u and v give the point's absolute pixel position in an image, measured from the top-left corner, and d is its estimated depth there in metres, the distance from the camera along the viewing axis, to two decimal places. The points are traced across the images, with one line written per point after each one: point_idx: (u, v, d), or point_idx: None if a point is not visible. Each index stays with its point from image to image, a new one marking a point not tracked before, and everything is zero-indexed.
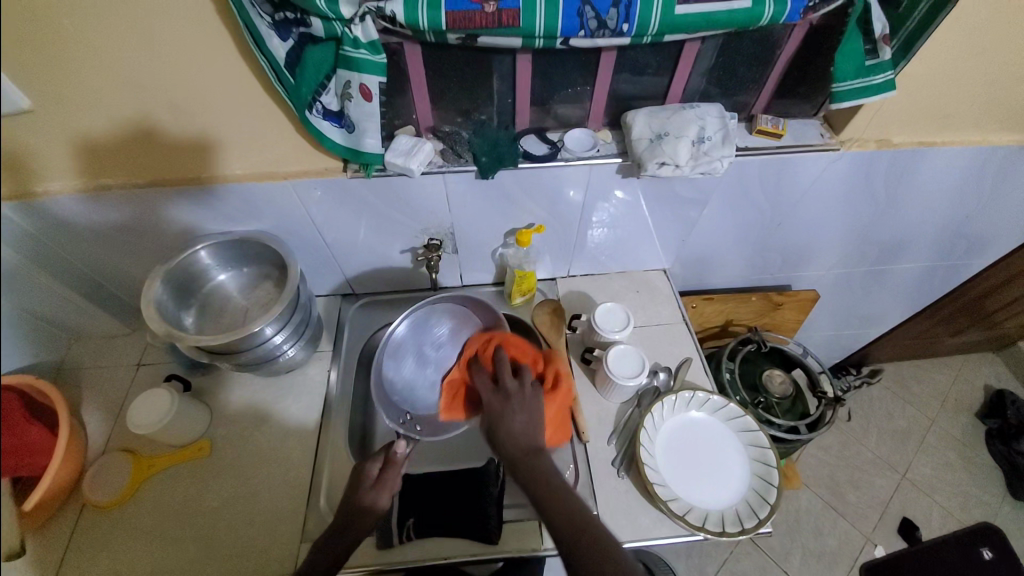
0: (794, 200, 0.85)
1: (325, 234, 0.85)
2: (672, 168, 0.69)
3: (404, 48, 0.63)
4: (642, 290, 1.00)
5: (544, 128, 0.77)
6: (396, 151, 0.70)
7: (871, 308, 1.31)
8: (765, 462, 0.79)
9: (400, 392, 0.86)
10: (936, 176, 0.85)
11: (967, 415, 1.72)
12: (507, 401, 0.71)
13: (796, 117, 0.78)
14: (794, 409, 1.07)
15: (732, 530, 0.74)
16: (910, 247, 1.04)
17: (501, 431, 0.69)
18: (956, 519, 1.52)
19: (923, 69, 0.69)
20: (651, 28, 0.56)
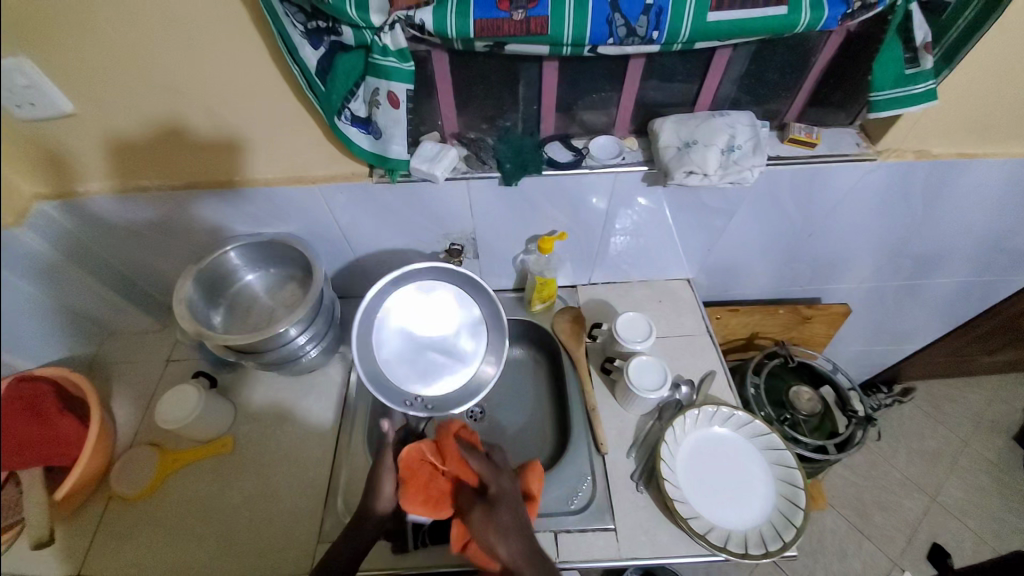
0: (825, 211, 0.83)
1: (349, 238, 0.86)
2: (700, 177, 0.67)
3: (432, 55, 0.64)
4: (664, 299, 0.98)
5: (568, 135, 0.76)
6: (420, 157, 0.71)
7: (905, 323, 1.26)
8: (792, 482, 0.76)
9: (397, 369, 0.81)
10: (978, 188, 0.82)
11: (1006, 439, 1.63)
12: (514, 492, 0.66)
13: (830, 126, 0.76)
14: (822, 427, 1.03)
15: (756, 552, 0.71)
16: (948, 261, 1.00)
17: (512, 526, 0.61)
18: (994, 548, 1.44)
19: (968, 77, 0.66)
20: (681, 36, 0.56)
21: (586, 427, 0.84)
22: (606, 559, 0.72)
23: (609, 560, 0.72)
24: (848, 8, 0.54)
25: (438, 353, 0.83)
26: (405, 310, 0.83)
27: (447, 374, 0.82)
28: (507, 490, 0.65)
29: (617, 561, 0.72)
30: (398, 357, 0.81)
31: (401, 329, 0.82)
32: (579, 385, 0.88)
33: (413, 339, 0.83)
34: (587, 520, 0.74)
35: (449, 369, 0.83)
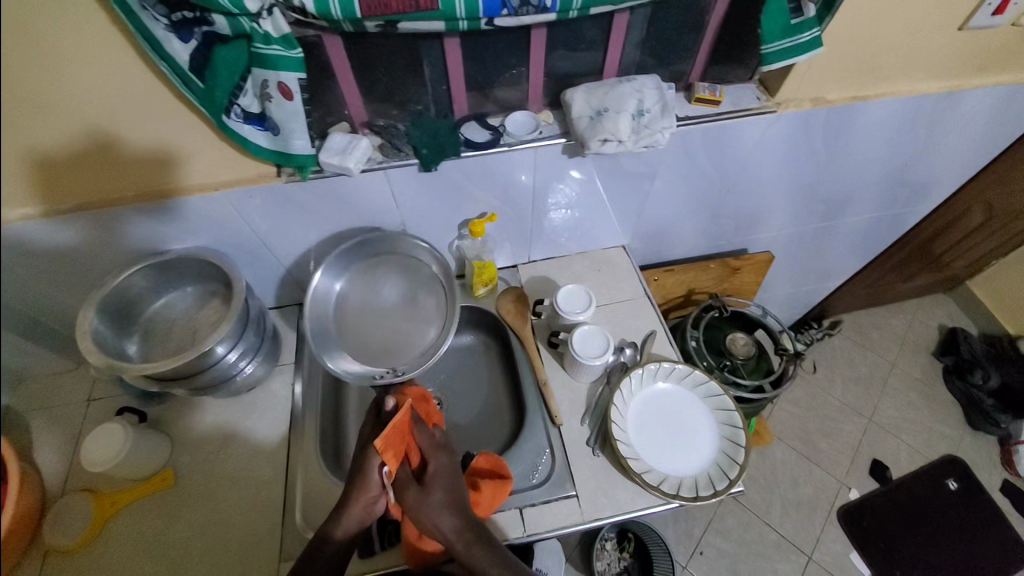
0: (740, 165, 0.86)
1: (271, 244, 0.82)
2: (616, 144, 0.68)
3: (324, 40, 0.60)
4: (602, 268, 1.00)
5: (484, 113, 0.75)
6: (330, 150, 0.67)
7: (827, 263, 1.36)
8: (733, 424, 0.81)
9: (364, 347, 0.79)
10: (872, 128, 0.88)
11: (924, 355, 1.81)
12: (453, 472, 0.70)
13: (733, 82, 0.78)
14: (759, 367, 1.09)
15: (705, 494, 0.75)
16: (855, 200, 1.08)
17: (449, 503, 0.66)
18: (923, 455, 1.62)
19: (850, 23, 0.70)
20: (575, 2, 0.55)
21: (540, 403, 0.85)
22: (571, 525, 0.74)
23: (575, 525, 0.74)
24: None
25: (402, 318, 0.81)
26: (359, 292, 0.82)
27: (416, 335, 0.79)
28: (444, 471, 0.69)
29: (583, 525, 0.74)
30: (360, 337, 0.80)
31: (359, 309, 0.81)
32: (529, 363, 0.89)
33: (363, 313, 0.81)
34: (549, 492, 0.76)
35: (416, 330, 0.80)
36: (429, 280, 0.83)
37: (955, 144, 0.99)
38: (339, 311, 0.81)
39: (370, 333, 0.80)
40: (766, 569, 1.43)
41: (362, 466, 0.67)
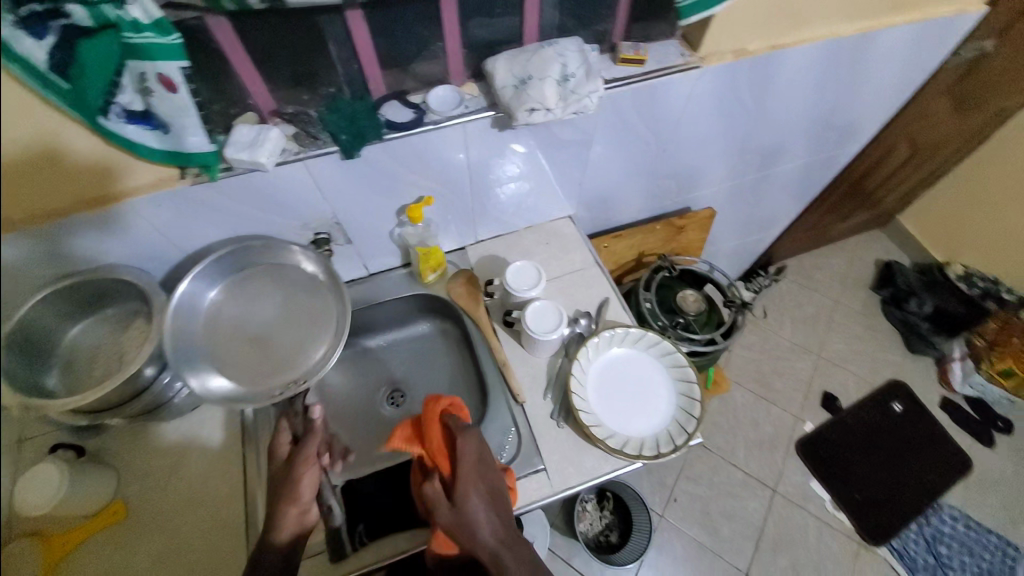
0: (673, 124, 0.86)
1: (193, 254, 0.76)
2: (543, 113, 0.66)
3: (207, 23, 0.54)
4: (551, 241, 1.00)
5: (405, 91, 0.71)
6: (237, 145, 0.62)
7: (768, 211, 1.40)
8: (687, 379, 0.84)
9: (246, 362, 0.73)
10: (796, 76, 0.88)
11: (864, 290, 1.93)
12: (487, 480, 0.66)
13: (657, 40, 0.77)
14: (712, 320, 1.12)
15: (666, 450, 0.78)
16: (787, 148, 1.10)
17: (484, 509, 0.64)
18: (869, 383, 1.75)
19: None
20: None
21: (500, 383, 0.84)
22: (542, 498, 0.75)
23: (546, 498, 0.75)
24: None
25: (293, 321, 0.76)
26: (240, 313, 0.75)
27: (308, 348, 0.74)
28: (478, 483, 0.65)
29: (553, 497, 0.75)
30: (240, 355, 0.73)
31: (237, 324, 0.74)
32: (486, 345, 0.88)
33: (249, 332, 0.74)
34: (518, 469, 0.77)
35: (304, 337, 0.75)
36: (311, 284, 0.78)
37: (874, 84, 1.02)
38: (209, 327, 0.73)
39: (250, 349, 0.74)
40: (736, 506, 1.52)
41: (292, 475, 0.68)
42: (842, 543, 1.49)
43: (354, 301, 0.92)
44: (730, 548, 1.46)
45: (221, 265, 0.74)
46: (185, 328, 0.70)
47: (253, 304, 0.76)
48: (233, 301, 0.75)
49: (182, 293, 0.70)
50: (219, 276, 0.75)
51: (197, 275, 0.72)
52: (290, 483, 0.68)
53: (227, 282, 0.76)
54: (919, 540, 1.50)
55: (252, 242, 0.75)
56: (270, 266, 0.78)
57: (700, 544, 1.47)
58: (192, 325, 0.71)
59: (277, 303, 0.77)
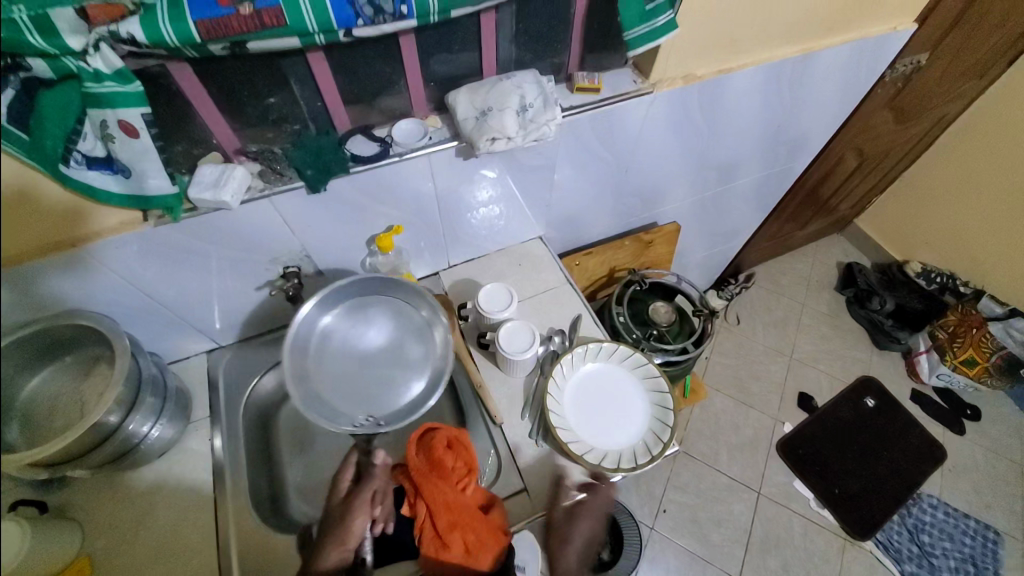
0: (632, 146, 0.90)
1: (159, 296, 0.75)
2: (505, 141, 0.68)
3: (169, 68, 0.55)
4: (524, 262, 1.02)
5: (370, 125, 0.72)
6: (200, 185, 0.63)
7: (732, 222, 1.46)
8: (659, 389, 0.85)
9: (348, 389, 0.79)
10: (744, 97, 0.94)
11: (829, 291, 2.01)
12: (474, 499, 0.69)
13: (610, 69, 0.81)
14: (682, 330, 1.16)
15: (643, 461, 0.79)
16: (742, 163, 1.16)
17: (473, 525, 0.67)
18: (841, 381, 1.81)
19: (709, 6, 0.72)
20: (432, 8, 0.54)
21: (478, 405, 0.85)
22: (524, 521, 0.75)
23: (529, 521, 0.75)
24: None
25: (395, 359, 0.81)
26: (350, 341, 0.82)
27: (397, 390, 0.79)
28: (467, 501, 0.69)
29: (536, 519, 0.75)
30: (341, 383, 0.79)
31: (343, 349, 0.81)
32: (463, 368, 0.89)
33: (358, 358, 0.81)
34: (499, 493, 0.76)
35: (399, 377, 0.80)
36: (421, 329, 0.83)
37: (818, 101, 1.08)
38: (321, 347, 0.80)
39: (348, 376, 0.80)
40: (723, 511, 1.54)
41: (345, 514, 0.70)
42: (830, 540, 1.51)
43: None
44: (721, 555, 1.47)
45: (350, 289, 0.82)
46: (298, 348, 0.78)
47: (365, 331, 0.82)
48: (348, 322, 0.82)
49: (307, 311, 0.78)
50: (341, 299, 0.82)
51: (321, 296, 0.79)
52: (341, 524, 0.70)
53: (346, 306, 0.82)
54: (902, 531, 1.53)
55: (371, 279, 0.82)
56: (389, 299, 0.84)
57: (692, 554, 1.47)
58: (308, 344, 0.79)
59: (387, 339, 0.83)
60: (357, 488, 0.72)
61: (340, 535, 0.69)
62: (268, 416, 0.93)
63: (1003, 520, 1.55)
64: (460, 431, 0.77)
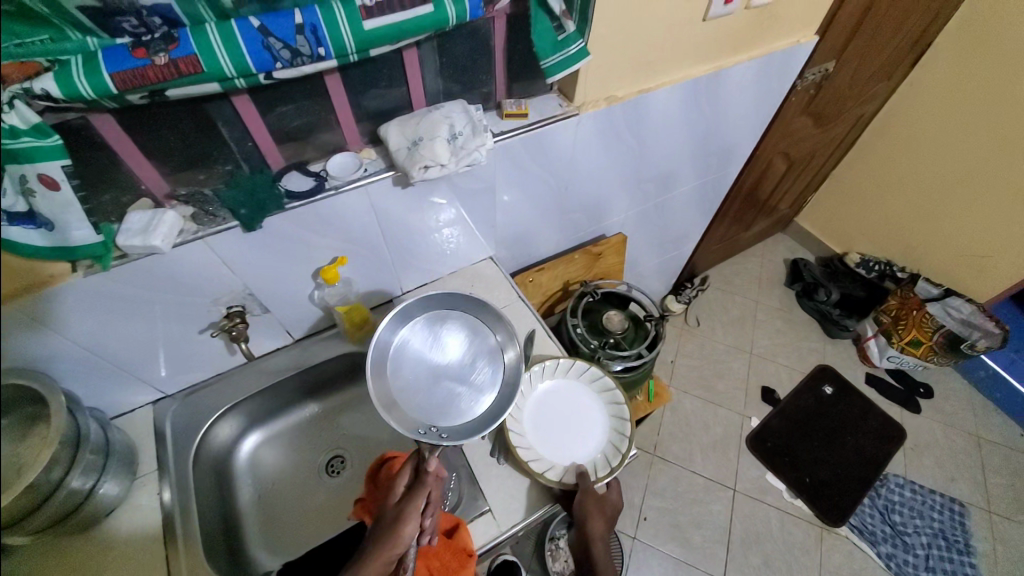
0: (567, 163, 0.95)
1: (96, 348, 0.73)
2: (438, 168, 0.71)
3: (92, 121, 0.55)
4: (476, 283, 1.04)
5: (305, 161, 0.74)
6: (129, 232, 0.62)
7: (679, 228, 1.53)
8: (615, 401, 0.88)
9: (414, 400, 0.72)
10: (667, 113, 1.00)
11: (780, 286, 2.12)
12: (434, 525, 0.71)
13: (537, 95, 0.86)
14: (637, 335, 1.20)
15: (604, 473, 0.80)
16: (677, 173, 1.23)
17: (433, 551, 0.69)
18: (800, 371, 1.88)
19: (622, 35, 0.77)
20: (349, 47, 0.57)
21: None
22: (489, 541, 0.75)
23: (492, 540, 0.75)
24: None
25: (470, 374, 0.75)
26: (422, 353, 0.77)
27: (465, 406, 0.73)
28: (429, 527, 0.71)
29: (500, 538, 0.75)
30: (412, 392, 0.73)
31: (416, 360, 0.76)
32: None
33: (430, 369, 0.75)
34: (462, 516, 0.76)
35: (469, 395, 0.74)
36: (495, 353, 0.78)
37: (738, 111, 1.17)
38: (394, 357, 0.75)
39: (417, 387, 0.74)
40: (702, 512, 1.55)
41: (399, 517, 0.65)
42: (806, 530, 1.54)
43: (283, 370, 0.93)
44: (704, 557, 1.48)
45: (426, 303, 0.78)
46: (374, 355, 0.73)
47: (439, 344, 0.77)
48: (425, 333, 0.78)
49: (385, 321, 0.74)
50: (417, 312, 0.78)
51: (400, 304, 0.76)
52: (392, 528, 0.64)
53: (422, 320, 0.79)
54: (874, 514, 1.58)
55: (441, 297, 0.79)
56: (466, 316, 0.80)
57: (677, 560, 1.47)
58: (385, 347, 0.75)
59: (463, 353, 0.77)
60: (413, 495, 0.67)
61: (391, 540, 0.63)
62: (222, 463, 0.89)
63: (966, 492, 1.61)
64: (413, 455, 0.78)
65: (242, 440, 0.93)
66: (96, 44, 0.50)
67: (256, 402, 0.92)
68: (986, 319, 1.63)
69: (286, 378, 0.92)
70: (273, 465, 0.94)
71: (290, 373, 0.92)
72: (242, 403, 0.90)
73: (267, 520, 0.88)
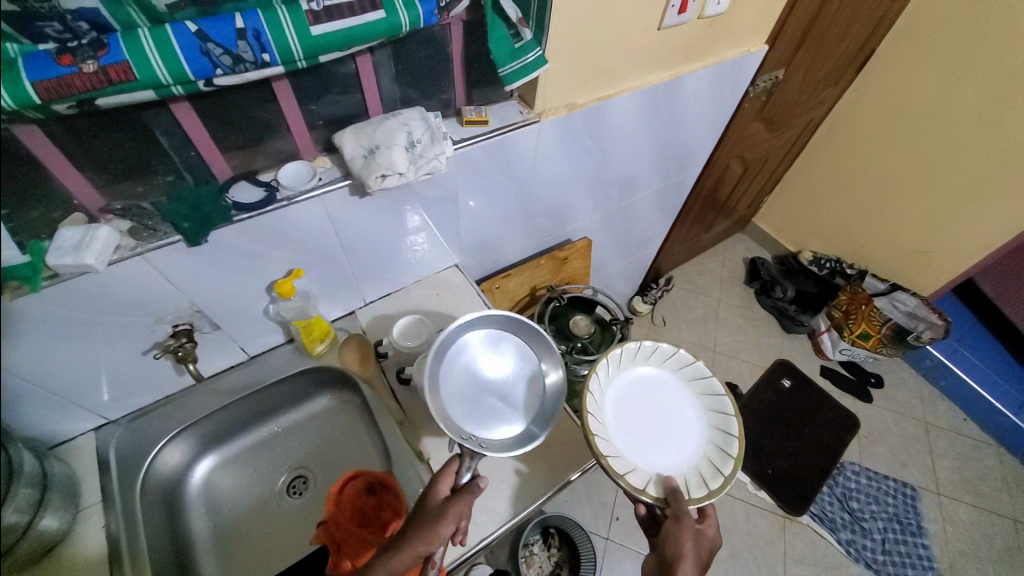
0: (530, 169, 0.94)
1: (27, 376, 0.67)
2: (396, 177, 0.69)
3: (13, 132, 0.51)
4: (441, 291, 1.02)
5: (254, 170, 0.71)
6: (60, 250, 0.58)
7: (642, 232, 1.57)
8: (720, 420, 0.83)
9: (459, 410, 0.72)
10: (626, 118, 1.01)
11: (739, 285, 2.19)
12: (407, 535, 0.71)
13: (497, 101, 0.85)
14: (604, 338, 1.23)
15: (699, 493, 0.75)
16: (639, 178, 1.25)
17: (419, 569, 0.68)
18: (760, 366, 1.95)
19: (579, 44, 0.78)
20: (296, 53, 0.55)
21: (404, 443, 0.83)
22: (457, 558, 0.73)
23: (460, 556, 0.73)
24: (438, 2, 0.60)
25: (512, 390, 0.76)
26: (473, 365, 0.76)
27: (506, 425, 0.73)
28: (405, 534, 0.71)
29: (467, 554, 0.73)
30: (459, 400, 0.73)
31: (467, 371, 0.75)
32: (385, 407, 0.87)
33: (477, 381, 0.75)
34: None
35: (511, 415, 0.74)
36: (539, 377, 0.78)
37: (695, 116, 1.19)
38: (444, 366, 0.74)
39: (464, 396, 0.73)
40: None
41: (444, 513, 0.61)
42: (771, 520, 1.60)
43: (240, 388, 0.88)
44: None
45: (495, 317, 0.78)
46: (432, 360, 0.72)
47: (490, 359, 0.77)
48: (480, 345, 0.77)
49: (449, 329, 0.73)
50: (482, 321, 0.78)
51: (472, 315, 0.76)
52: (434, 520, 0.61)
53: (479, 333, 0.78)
54: (833, 501, 1.65)
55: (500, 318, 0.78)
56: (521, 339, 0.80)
57: None
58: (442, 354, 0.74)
59: (513, 372, 0.77)
60: (460, 495, 0.63)
61: (427, 538, 0.60)
62: (172, 491, 0.84)
63: (915, 476, 1.71)
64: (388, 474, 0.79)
65: (193, 465, 0.88)
66: (16, 51, 0.46)
67: (208, 424, 0.87)
68: (929, 312, 1.74)
69: (241, 397, 0.88)
70: (229, 490, 0.89)
71: (246, 391, 0.88)
72: (194, 426, 0.86)
73: (224, 549, 0.84)
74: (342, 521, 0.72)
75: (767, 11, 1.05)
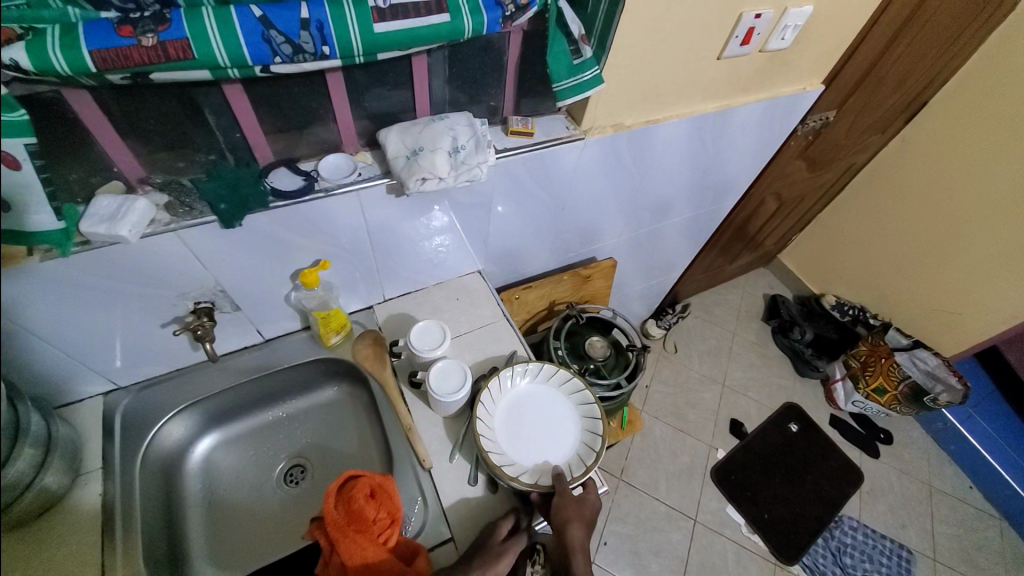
0: (567, 184, 0.93)
1: (45, 336, 0.66)
2: (436, 181, 0.68)
3: (64, 94, 0.51)
4: (461, 296, 1.01)
5: (295, 158, 0.70)
6: (96, 217, 0.57)
7: (668, 257, 1.54)
8: (586, 401, 0.81)
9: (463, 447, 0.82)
10: (670, 144, 0.99)
11: (757, 321, 2.15)
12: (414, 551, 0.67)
13: (544, 114, 0.84)
14: (618, 363, 1.20)
15: (579, 473, 0.74)
16: (673, 204, 1.22)
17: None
18: (769, 407, 1.91)
19: (635, 68, 0.76)
20: (356, 49, 0.54)
21: (408, 448, 0.81)
22: None
23: None
24: (504, 11, 0.58)
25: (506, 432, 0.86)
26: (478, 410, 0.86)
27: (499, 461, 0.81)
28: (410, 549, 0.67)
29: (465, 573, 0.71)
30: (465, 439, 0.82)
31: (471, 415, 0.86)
32: (392, 407, 0.85)
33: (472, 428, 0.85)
34: (424, 543, 0.72)
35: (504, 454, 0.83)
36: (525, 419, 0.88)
37: (738, 149, 1.16)
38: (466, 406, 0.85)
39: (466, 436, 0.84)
40: (661, 541, 1.55)
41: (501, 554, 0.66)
42: (760, 565, 1.56)
43: (249, 371, 0.88)
44: None
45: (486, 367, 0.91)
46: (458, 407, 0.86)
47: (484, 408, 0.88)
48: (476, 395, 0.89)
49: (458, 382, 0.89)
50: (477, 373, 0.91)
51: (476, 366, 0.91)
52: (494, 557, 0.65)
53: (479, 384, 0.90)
54: (827, 554, 1.61)
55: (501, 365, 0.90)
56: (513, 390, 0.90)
57: None
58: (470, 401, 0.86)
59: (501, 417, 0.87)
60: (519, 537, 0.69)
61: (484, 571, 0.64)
62: (170, 467, 0.84)
63: (914, 539, 1.65)
64: (386, 477, 0.69)
65: (194, 441, 0.88)
66: (78, 15, 0.47)
67: (214, 402, 0.87)
68: (950, 373, 1.66)
69: (250, 379, 0.88)
70: (227, 469, 0.89)
71: (255, 375, 0.88)
72: (200, 402, 0.85)
73: (213, 529, 0.83)
74: (352, 540, 0.63)
75: (827, 52, 1.02)
